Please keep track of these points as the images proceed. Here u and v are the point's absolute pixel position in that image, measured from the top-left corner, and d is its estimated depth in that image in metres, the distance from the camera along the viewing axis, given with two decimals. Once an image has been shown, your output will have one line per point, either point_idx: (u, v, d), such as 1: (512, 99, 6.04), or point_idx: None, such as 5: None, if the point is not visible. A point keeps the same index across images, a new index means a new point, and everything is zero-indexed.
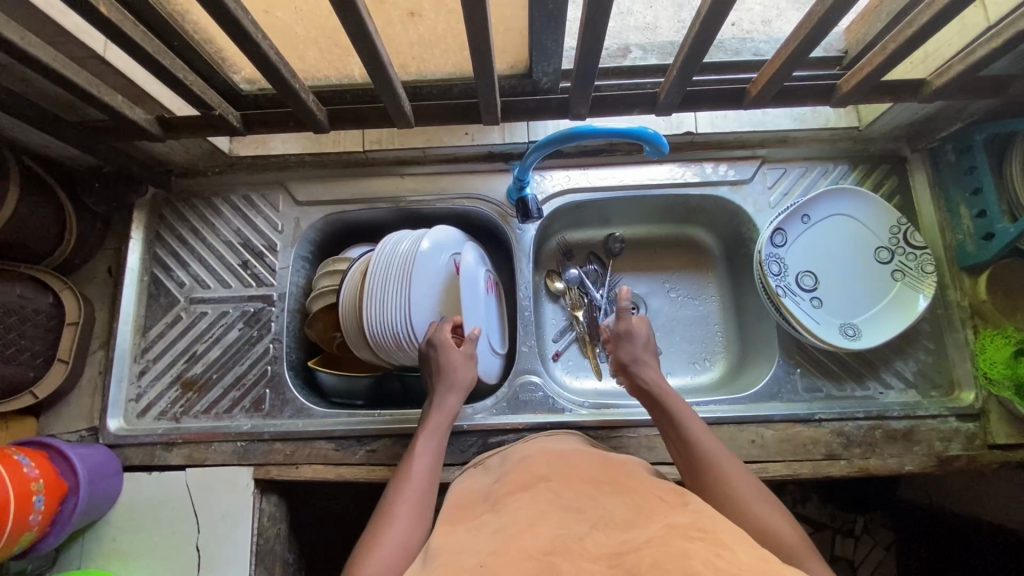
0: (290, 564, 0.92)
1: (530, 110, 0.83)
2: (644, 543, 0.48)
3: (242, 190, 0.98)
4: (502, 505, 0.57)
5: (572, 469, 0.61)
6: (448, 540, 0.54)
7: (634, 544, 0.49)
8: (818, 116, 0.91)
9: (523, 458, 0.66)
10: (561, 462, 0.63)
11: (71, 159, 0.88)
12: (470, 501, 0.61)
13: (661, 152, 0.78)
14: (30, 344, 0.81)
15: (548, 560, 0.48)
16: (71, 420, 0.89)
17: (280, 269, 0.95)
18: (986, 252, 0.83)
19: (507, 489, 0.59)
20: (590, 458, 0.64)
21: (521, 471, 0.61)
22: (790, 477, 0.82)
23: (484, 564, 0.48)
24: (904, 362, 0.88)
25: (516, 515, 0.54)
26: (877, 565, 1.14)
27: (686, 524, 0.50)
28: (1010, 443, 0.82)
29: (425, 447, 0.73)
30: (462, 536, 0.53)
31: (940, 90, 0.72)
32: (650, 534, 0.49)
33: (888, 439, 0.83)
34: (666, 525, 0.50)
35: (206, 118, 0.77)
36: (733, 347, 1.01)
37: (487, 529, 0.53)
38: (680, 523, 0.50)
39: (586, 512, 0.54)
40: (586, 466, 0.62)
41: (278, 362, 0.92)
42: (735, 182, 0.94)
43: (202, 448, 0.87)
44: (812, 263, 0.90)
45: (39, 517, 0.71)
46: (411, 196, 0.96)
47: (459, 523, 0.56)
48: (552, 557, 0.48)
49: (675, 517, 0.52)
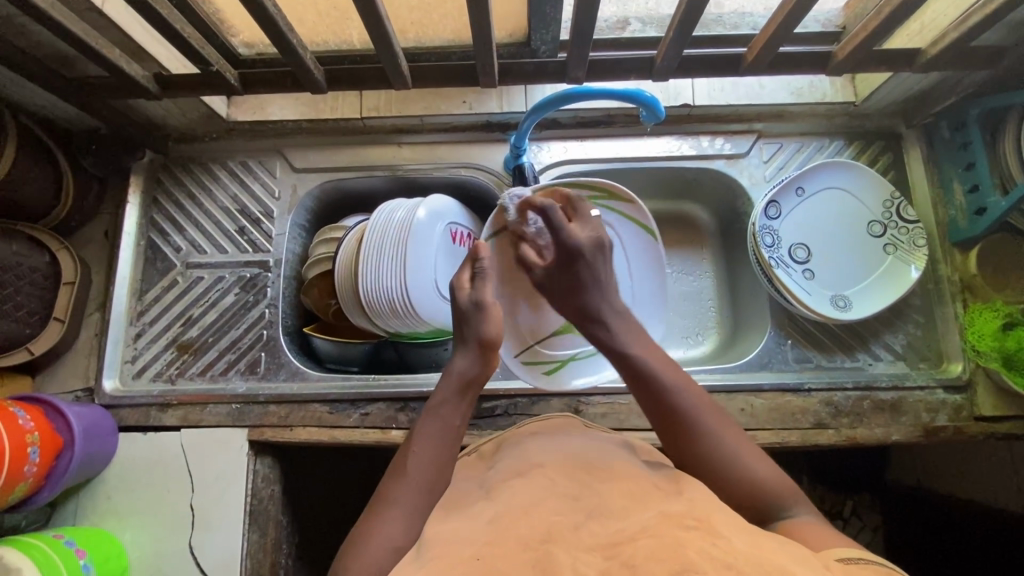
0: (285, 527, 0.92)
1: (526, 75, 0.81)
2: (639, 534, 0.46)
3: (239, 156, 0.98)
4: (498, 491, 0.56)
5: (566, 454, 0.60)
6: (442, 523, 0.53)
7: (630, 533, 0.47)
8: (815, 89, 0.92)
9: (522, 445, 0.64)
10: (555, 449, 0.61)
11: (69, 120, 0.89)
12: (467, 483, 0.61)
13: (656, 117, 0.78)
14: (26, 301, 0.82)
15: (545, 549, 0.47)
16: (66, 380, 0.89)
17: (277, 235, 0.95)
18: (977, 227, 0.84)
19: (505, 474, 0.58)
20: (584, 439, 0.64)
21: (521, 456, 0.60)
22: (779, 445, 0.82)
23: (478, 556, 0.46)
24: (894, 335, 0.89)
25: (513, 501, 0.53)
26: (866, 546, 1.18)
27: (680, 513, 0.48)
28: (995, 415, 0.83)
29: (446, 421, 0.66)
30: (459, 524, 0.52)
31: (934, 60, 0.73)
32: (643, 523, 0.48)
33: (875, 409, 0.84)
34: (660, 514, 0.48)
35: (202, 76, 0.76)
36: (726, 322, 1.02)
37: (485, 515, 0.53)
38: (675, 512, 0.49)
39: (582, 500, 0.52)
40: (580, 448, 0.61)
41: (274, 327, 0.92)
42: (731, 156, 0.94)
43: (197, 409, 0.87)
44: (805, 237, 0.91)
45: (35, 469, 0.72)
46: (408, 164, 0.96)
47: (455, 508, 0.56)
48: (547, 546, 0.47)
49: (669, 505, 0.50)
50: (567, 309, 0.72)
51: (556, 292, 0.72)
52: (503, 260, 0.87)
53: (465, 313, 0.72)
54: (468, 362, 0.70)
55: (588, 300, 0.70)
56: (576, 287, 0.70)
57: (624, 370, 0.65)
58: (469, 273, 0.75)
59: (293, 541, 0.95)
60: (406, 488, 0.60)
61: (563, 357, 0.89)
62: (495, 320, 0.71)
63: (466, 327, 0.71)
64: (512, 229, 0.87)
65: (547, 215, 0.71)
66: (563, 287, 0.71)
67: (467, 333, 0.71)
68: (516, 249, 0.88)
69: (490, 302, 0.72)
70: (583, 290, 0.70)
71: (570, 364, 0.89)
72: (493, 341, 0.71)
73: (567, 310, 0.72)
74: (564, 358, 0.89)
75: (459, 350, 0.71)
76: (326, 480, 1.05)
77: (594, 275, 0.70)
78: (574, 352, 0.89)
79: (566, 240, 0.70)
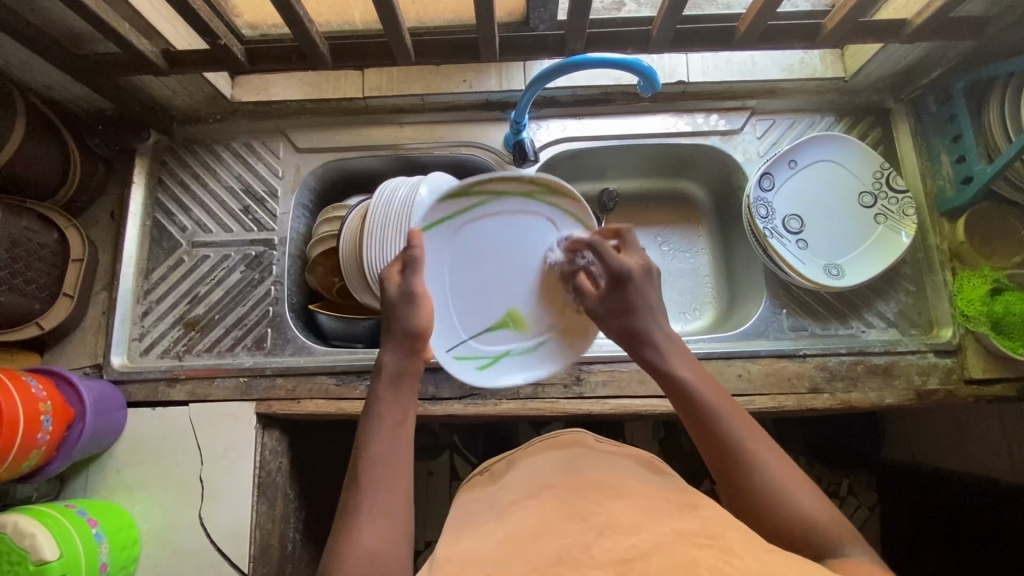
0: (293, 500, 0.94)
1: (527, 49, 0.83)
2: (652, 548, 0.48)
3: (243, 137, 0.99)
4: (510, 512, 0.58)
5: (577, 473, 0.62)
6: (455, 541, 0.55)
7: (642, 548, 0.49)
8: (806, 65, 0.95)
9: (532, 467, 0.66)
10: (571, 467, 0.64)
11: (75, 102, 0.90)
12: (479, 504, 0.62)
13: (653, 88, 0.81)
14: (36, 277, 0.83)
15: (556, 570, 0.47)
16: (74, 357, 0.91)
17: (281, 214, 0.97)
18: (964, 196, 0.86)
19: (516, 496, 0.61)
20: (596, 461, 0.66)
21: (531, 479, 0.63)
22: (775, 410, 0.85)
23: (490, 570, 0.48)
24: (886, 303, 0.91)
25: (522, 523, 0.55)
26: (862, 524, 1.21)
27: (694, 530, 0.50)
28: (984, 377, 0.85)
29: (387, 417, 0.65)
30: (470, 543, 0.55)
31: (919, 29, 0.77)
32: (656, 538, 0.50)
33: (868, 373, 0.86)
34: (675, 530, 0.51)
35: (211, 52, 0.79)
36: (723, 294, 1.04)
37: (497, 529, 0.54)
38: (689, 529, 0.51)
39: (591, 519, 0.54)
40: (593, 472, 0.62)
41: (279, 304, 0.94)
42: (725, 132, 0.97)
43: (205, 383, 0.89)
44: (798, 209, 0.93)
45: (47, 438, 0.72)
46: (410, 143, 0.98)
47: (460, 536, 0.57)
48: (559, 565, 0.48)
49: (684, 523, 0.52)
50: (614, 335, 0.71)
51: (603, 316, 0.72)
52: (453, 249, 0.77)
53: (392, 305, 0.70)
54: (397, 355, 0.69)
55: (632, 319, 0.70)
56: (631, 306, 0.69)
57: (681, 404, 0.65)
58: (397, 265, 0.73)
59: (302, 515, 0.96)
60: (367, 497, 0.59)
61: (496, 353, 0.81)
62: (428, 310, 0.71)
63: (392, 319, 0.70)
64: (467, 218, 0.77)
65: (599, 250, 0.71)
66: (613, 310, 0.71)
67: (387, 324, 0.70)
68: (468, 239, 0.78)
69: (423, 292, 0.71)
70: (635, 310, 0.70)
71: (503, 360, 0.81)
72: (420, 331, 0.70)
73: (615, 333, 0.71)
74: (498, 354, 0.80)
75: (385, 344, 0.69)
76: (331, 457, 1.07)
77: (642, 294, 0.70)
78: (508, 348, 0.81)
79: (615, 265, 0.70)
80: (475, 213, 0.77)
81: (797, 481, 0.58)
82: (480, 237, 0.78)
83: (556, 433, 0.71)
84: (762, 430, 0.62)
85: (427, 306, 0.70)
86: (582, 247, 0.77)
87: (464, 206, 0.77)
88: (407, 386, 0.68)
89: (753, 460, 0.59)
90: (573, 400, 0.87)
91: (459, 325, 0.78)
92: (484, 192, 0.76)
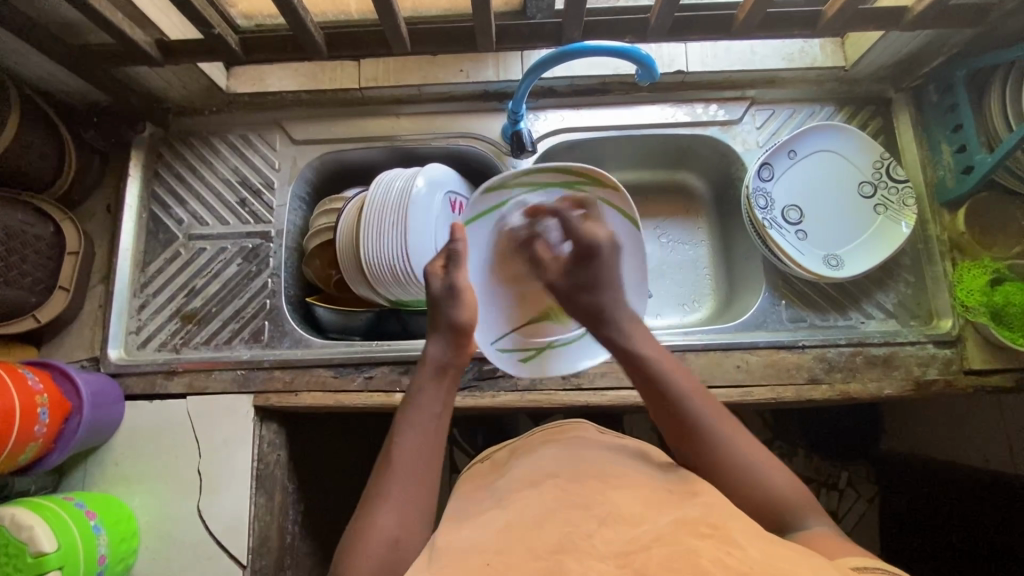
0: (292, 493, 0.94)
1: (524, 38, 0.82)
2: (654, 542, 0.48)
3: (238, 129, 0.99)
4: (509, 500, 0.58)
5: (576, 462, 0.62)
6: (453, 533, 0.54)
7: (644, 541, 0.48)
8: (806, 54, 0.94)
9: (530, 454, 0.65)
10: (570, 456, 0.63)
11: (68, 94, 0.90)
12: (477, 494, 0.62)
13: (651, 77, 0.80)
14: (32, 270, 0.83)
15: (555, 558, 0.48)
16: (71, 350, 0.90)
17: (278, 206, 0.96)
18: (965, 186, 0.86)
19: (514, 484, 0.60)
20: (595, 448, 0.65)
21: (529, 467, 0.62)
22: (774, 401, 0.85)
23: (489, 563, 0.48)
24: (885, 294, 0.91)
25: (521, 512, 0.55)
26: (861, 517, 1.22)
27: (695, 518, 0.51)
28: (984, 368, 0.85)
29: (425, 404, 0.66)
30: (469, 531, 0.54)
31: (921, 17, 0.76)
32: (658, 529, 0.50)
33: (867, 364, 0.86)
34: (675, 519, 0.51)
35: (206, 42, 0.78)
36: (721, 286, 1.04)
37: (496, 523, 0.54)
38: (690, 518, 0.51)
39: (593, 507, 0.53)
40: (592, 461, 0.62)
41: (277, 296, 0.93)
42: (724, 122, 0.96)
43: (202, 376, 0.88)
44: (797, 199, 0.93)
45: (45, 430, 0.72)
46: (407, 135, 0.97)
47: (463, 521, 0.57)
48: (558, 556, 0.48)
49: (683, 511, 0.52)
50: (578, 311, 0.74)
51: (569, 291, 0.74)
52: (492, 242, 0.82)
53: (434, 300, 0.71)
54: (441, 347, 0.70)
55: (600, 298, 0.73)
56: (593, 283, 0.73)
57: (639, 380, 0.67)
58: (443, 259, 0.73)
59: (301, 507, 0.96)
60: (397, 478, 0.60)
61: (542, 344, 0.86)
62: (472, 307, 0.71)
63: (437, 314, 0.71)
64: (500, 214, 0.81)
65: (564, 217, 0.75)
66: (579, 285, 0.74)
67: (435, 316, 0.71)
68: (504, 237, 0.82)
69: (467, 287, 0.71)
70: (601, 286, 0.73)
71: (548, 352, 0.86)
72: (463, 328, 0.70)
73: (579, 311, 0.74)
74: (542, 346, 0.86)
75: (432, 337, 0.71)
76: (330, 450, 1.07)
77: (609, 267, 0.74)
78: (553, 340, 0.86)
79: (583, 236, 0.74)
80: (508, 210, 0.81)
81: (752, 447, 0.62)
82: (516, 234, 0.81)
83: (554, 425, 0.71)
84: (719, 402, 0.65)
85: (471, 302, 0.71)
86: (541, 214, 0.79)
87: (495, 204, 0.80)
88: (449, 380, 0.69)
89: (704, 425, 0.62)
90: (572, 392, 0.87)
91: (502, 318, 0.83)
92: (517, 188, 0.80)
